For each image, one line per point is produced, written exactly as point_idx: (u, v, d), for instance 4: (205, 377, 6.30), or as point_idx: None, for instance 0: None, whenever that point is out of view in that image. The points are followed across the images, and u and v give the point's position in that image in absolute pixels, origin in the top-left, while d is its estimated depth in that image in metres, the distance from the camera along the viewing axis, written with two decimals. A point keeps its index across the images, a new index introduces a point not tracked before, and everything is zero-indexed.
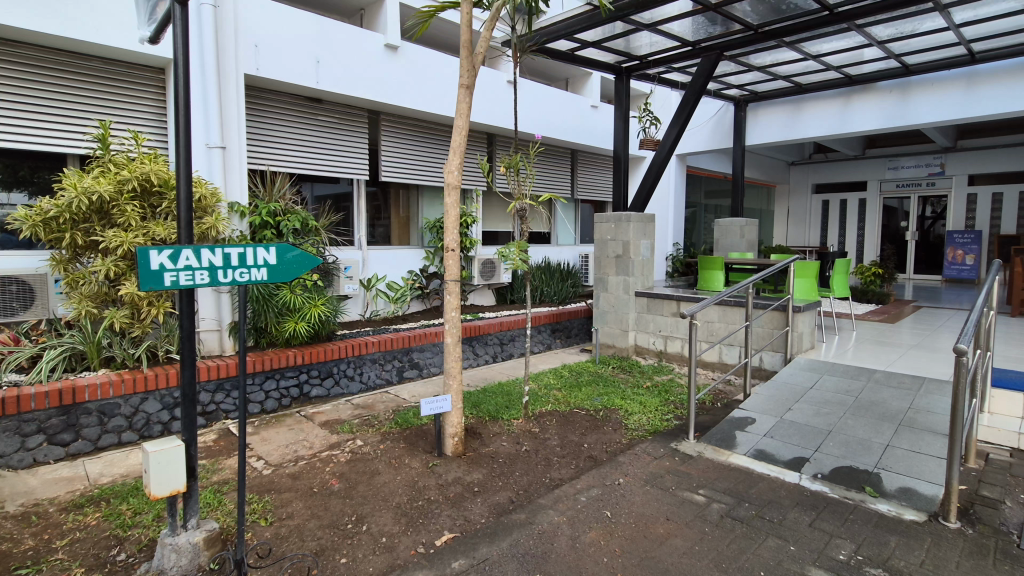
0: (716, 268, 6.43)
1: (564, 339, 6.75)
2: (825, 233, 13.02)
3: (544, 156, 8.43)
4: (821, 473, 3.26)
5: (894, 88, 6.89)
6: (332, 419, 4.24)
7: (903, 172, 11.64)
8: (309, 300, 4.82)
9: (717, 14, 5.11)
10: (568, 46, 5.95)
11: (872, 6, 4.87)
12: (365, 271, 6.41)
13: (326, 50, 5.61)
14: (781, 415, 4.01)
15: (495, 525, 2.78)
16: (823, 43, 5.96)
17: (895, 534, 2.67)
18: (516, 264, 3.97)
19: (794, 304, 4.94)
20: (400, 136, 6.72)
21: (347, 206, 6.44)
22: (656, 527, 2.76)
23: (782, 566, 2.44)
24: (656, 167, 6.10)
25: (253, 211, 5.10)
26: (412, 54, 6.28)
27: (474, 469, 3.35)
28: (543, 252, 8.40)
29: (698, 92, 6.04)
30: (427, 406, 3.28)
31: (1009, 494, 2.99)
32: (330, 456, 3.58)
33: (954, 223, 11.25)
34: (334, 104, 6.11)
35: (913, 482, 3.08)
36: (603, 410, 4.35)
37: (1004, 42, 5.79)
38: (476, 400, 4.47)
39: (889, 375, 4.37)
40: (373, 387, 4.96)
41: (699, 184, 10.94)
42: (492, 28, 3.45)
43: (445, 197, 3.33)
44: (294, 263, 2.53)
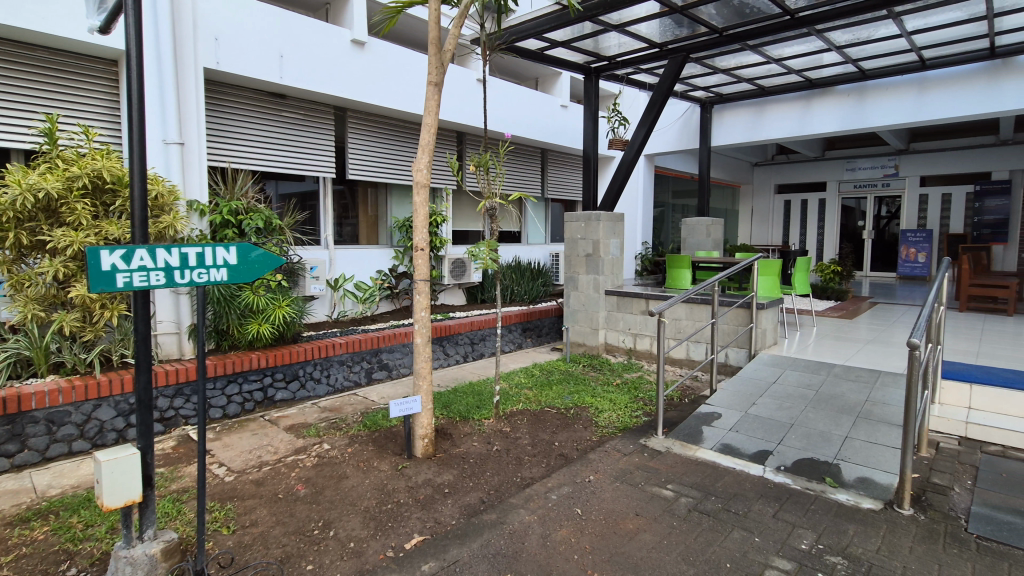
0: (683, 267, 6.55)
1: (535, 338, 6.77)
2: (787, 232, 13.42)
3: (514, 155, 8.42)
4: (784, 466, 3.35)
5: (851, 92, 7.15)
6: (298, 422, 4.14)
7: (860, 173, 12.10)
8: (273, 301, 4.68)
9: (683, 16, 5.19)
10: (537, 45, 5.96)
11: (831, 12, 5.02)
12: (332, 271, 6.28)
13: (289, 45, 5.47)
14: (745, 410, 4.11)
15: (466, 526, 2.76)
16: (784, 47, 6.12)
17: (854, 523, 2.76)
18: (486, 263, 3.94)
19: (757, 302, 5.07)
20: (367, 133, 6.61)
21: (313, 205, 6.31)
22: (625, 523, 2.78)
23: (747, 557, 2.50)
24: (625, 167, 6.16)
25: (214, 210, 4.93)
26: (379, 50, 6.19)
27: (445, 470, 3.32)
28: (513, 251, 8.40)
29: (665, 93, 6.13)
30: (397, 407, 3.23)
31: (957, 480, 3.14)
32: (295, 461, 3.49)
33: (907, 222, 11.75)
34: (298, 100, 5.96)
35: (870, 472, 3.20)
36: (574, 408, 4.38)
37: (952, 50, 6.06)
38: (446, 400, 4.44)
39: (847, 369, 4.53)
40: (341, 389, 4.87)
41: (667, 184, 11.13)
42: (460, 26, 3.40)
43: (414, 196, 3.29)
44: (256, 263, 2.46)
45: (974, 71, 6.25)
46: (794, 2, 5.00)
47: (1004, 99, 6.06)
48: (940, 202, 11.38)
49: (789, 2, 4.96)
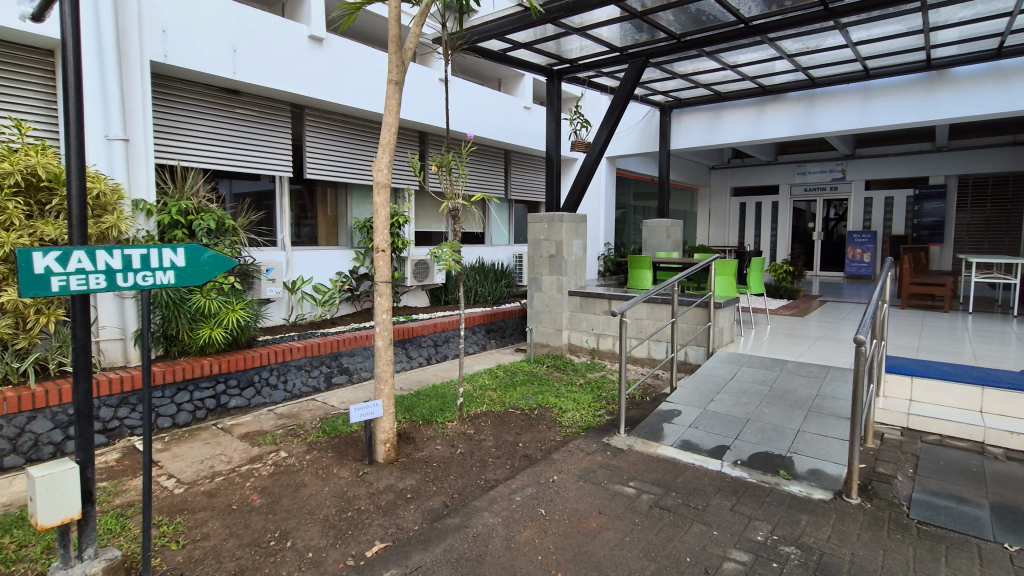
0: (644, 268, 6.67)
1: (499, 339, 6.76)
2: (743, 233, 13.86)
3: (477, 156, 8.39)
4: (740, 460, 3.45)
5: (801, 99, 7.45)
6: (253, 430, 3.99)
7: (810, 177, 12.62)
8: (226, 305, 4.51)
9: (643, 21, 5.29)
10: (499, 46, 5.95)
11: (782, 21, 5.22)
12: (290, 273, 6.10)
13: (243, 39, 5.28)
14: (704, 406, 4.21)
15: (429, 531, 2.72)
16: (739, 54, 6.32)
17: (806, 513, 2.86)
18: (449, 264, 3.89)
19: (715, 301, 5.21)
20: (326, 132, 6.46)
21: (269, 205, 6.12)
22: (588, 521, 2.80)
23: (706, 550, 2.55)
24: (587, 168, 6.22)
25: (161, 209, 4.71)
26: (339, 48, 6.06)
27: (407, 475, 3.27)
28: (476, 252, 8.37)
29: (626, 97, 6.23)
30: (357, 412, 3.16)
31: (900, 469, 3.30)
32: (250, 470, 3.36)
33: (854, 224, 12.34)
34: (252, 96, 5.76)
35: (821, 464, 3.33)
36: (538, 409, 4.38)
37: (893, 61, 6.39)
38: (409, 404, 4.37)
39: (799, 365, 4.70)
40: (299, 395, 4.72)
41: (628, 186, 11.33)
42: (422, 24, 3.35)
43: (374, 196, 3.22)
44: (207, 267, 2.36)
45: (913, 81, 6.62)
46: (748, 11, 5.17)
47: (939, 108, 6.44)
48: (883, 205, 12.01)
49: (742, 10, 5.13)
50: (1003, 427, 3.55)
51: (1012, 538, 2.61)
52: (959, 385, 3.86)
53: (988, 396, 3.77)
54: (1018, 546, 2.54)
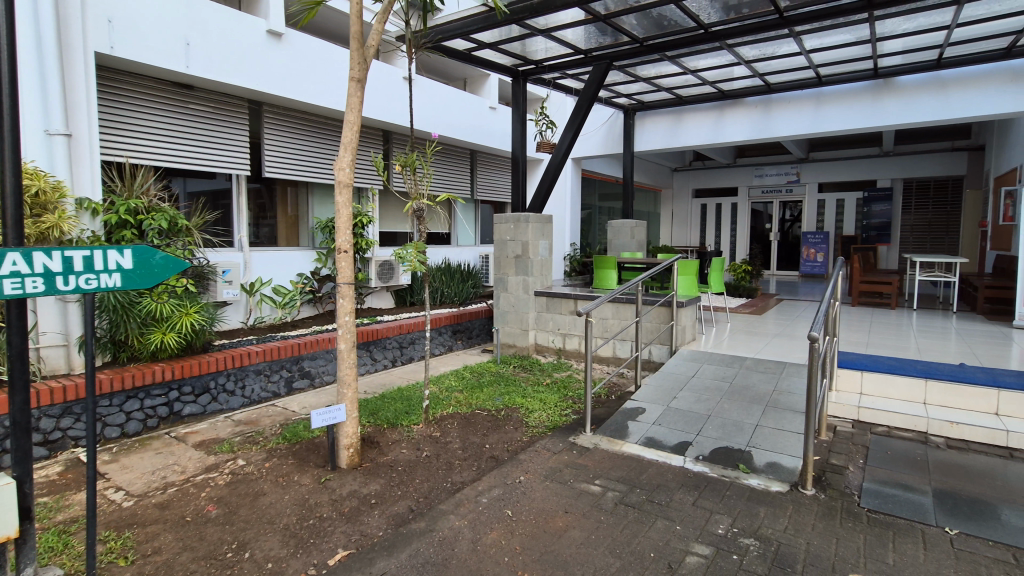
0: (609, 268, 6.76)
1: (465, 340, 6.72)
2: (704, 233, 14.23)
3: (442, 156, 8.33)
4: (702, 455, 3.53)
5: (758, 104, 7.70)
6: (208, 438, 3.84)
7: (767, 179, 13.05)
8: (180, 308, 4.32)
9: (607, 25, 5.35)
10: (464, 46, 5.92)
11: (739, 28, 5.37)
12: (248, 274, 5.91)
13: (196, 31, 5.07)
14: (667, 403, 4.29)
15: (393, 536, 2.67)
16: (699, 59, 6.48)
17: (764, 505, 2.96)
18: (414, 265, 3.83)
19: (677, 300, 5.32)
20: (284, 129, 6.28)
21: (226, 204, 5.91)
22: (555, 520, 2.81)
23: (670, 545, 2.60)
24: (553, 169, 6.24)
25: (108, 208, 4.48)
26: (298, 43, 5.90)
27: (371, 480, 3.21)
28: (442, 252, 8.33)
29: (590, 99, 6.29)
30: (319, 417, 3.08)
31: (851, 460, 3.44)
32: (205, 480, 3.24)
33: (808, 225, 12.83)
34: (207, 92, 5.55)
35: (777, 457, 3.44)
36: (504, 410, 4.38)
37: (844, 69, 6.67)
38: (373, 407, 4.30)
39: (757, 362, 4.85)
40: (258, 401, 4.57)
41: (593, 187, 11.47)
42: (384, 21, 3.28)
43: (336, 196, 3.15)
44: (157, 268, 2.26)
45: (862, 89, 6.94)
46: (707, 17, 5.30)
47: (885, 115, 6.78)
48: (835, 207, 12.53)
49: (703, 16, 5.25)
50: (944, 417, 3.76)
51: (953, 522, 2.75)
52: (904, 378, 4.07)
53: (930, 388, 3.99)
54: (959, 529, 2.69)
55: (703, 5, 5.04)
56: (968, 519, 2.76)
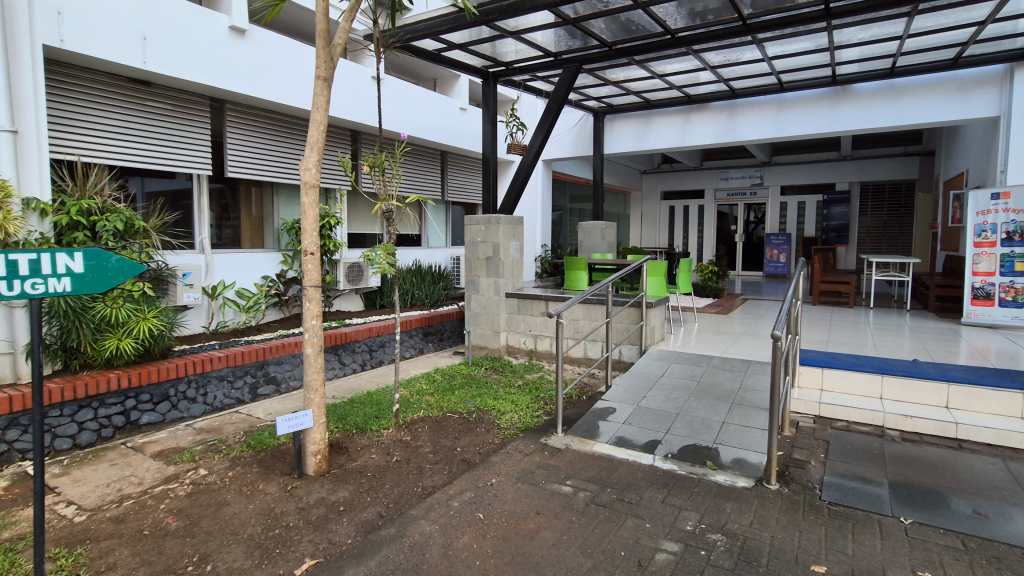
0: (580, 269, 6.81)
1: (436, 342, 6.67)
2: (672, 235, 14.50)
3: (412, 156, 8.25)
4: (671, 453, 3.59)
5: (723, 108, 7.89)
6: (168, 448, 3.70)
7: (732, 182, 13.39)
8: (137, 313, 4.16)
9: (576, 28, 5.39)
10: (433, 46, 5.88)
11: (705, 34, 5.49)
12: (209, 277, 5.74)
13: (153, 25, 4.88)
14: (637, 403, 4.35)
15: (363, 544, 2.62)
16: (666, 64, 6.60)
17: (730, 501, 3.02)
18: (383, 268, 3.77)
19: (646, 301, 5.39)
20: (248, 128, 6.13)
21: (186, 205, 5.71)
22: (526, 522, 2.81)
23: (640, 543, 2.63)
24: (524, 170, 6.25)
25: (58, 209, 4.27)
26: (262, 40, 5.75)
27: (340, 487, 3.14)
28: (413, 254, 8.25)
29: (561, 101, 6.32)
30: (284, 424, 3.00)
31: (813, 455, 3.55)
32: (164, 491, 3.11)
33: (771, 226, 13.22)
34: (165, 88, 5.35)
35: (743, 453, 3.52)
36: (476, 412, 4.35)
37: (804, 76, 6.89)
38: (342, 412, 4.22)
39: (724, 361, 4.96)
40: (221, 408, 4.43)
41: (564, 189, 11.55)
42: (351, 20, 3.23)
43: (302, 196, 3.09)
44: (112, 271, 2.16)
45: (821, 95, 7.19)
46: (674, 23, 5.40)
47: (843, 121, 7.05)
48: (797, 209, 12.94)
49: (669, 21, 5.35)
50: (898, 412, 3.92)
51: (907, 511, 2.87)
52: (862, 375, 4.22)
53: (887, 384, 4.14)
54: (912, 519, 2.80)
55: (670, 11, 5.14)
56: (921, 509, 2.88)
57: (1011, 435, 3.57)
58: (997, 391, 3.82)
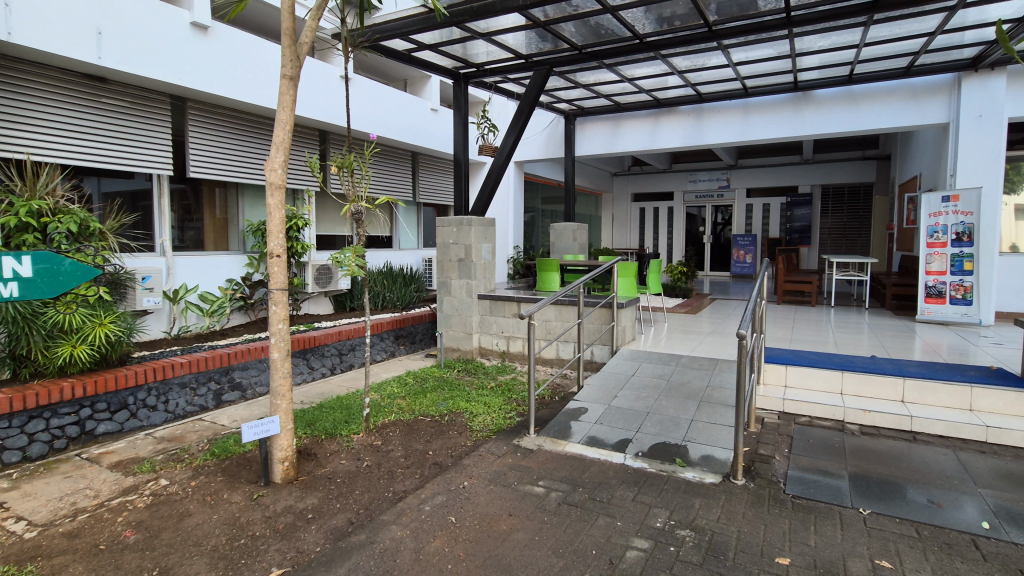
0: (552, 270, 6.85)
1: (408, 345, 6.61)
2: (643, 236, 14.72)
3: (382, 157, 8.16)
4: (641, 451, 3.64)
5: (691, 112, 8.06)
6: (126, 458, 3.57)
7: (700, 184, 13.69)
8: (92, 318, 4.01)
9: (546, 31, 5.43)
10: (403, 46, 5.84)
11: (672, 39, 5.59)
12: (171, 281, 5.57)
13: (109, 20, 4.70)
14: (608, 402, 4.40)
15: (332, 551, 2.57)
16: (635, 68, 6.69)
17: (699, 497, 3.08)
18: (352, 270, 3.71)
19: (617, 302, 5.46)
20: (211, 127, 5.96)
21: (146, 206, 5.52)
22: (498, 524, 2.81)
23: (610, 541, 2.66)
24: (495, 172, 6.24)
25: (6, 210, 4.07)
26: (226, 37, 5.61)
27: (308, 494, 3.08)
28: (384, 256, 8.17)
29: (532, 103, 6.33)
30: (250, 431, 2.93)
31: (777, 450, 3.65)
32: (123, 504, 3.00)
33: (738, 228, 13.56)
34: (122, 85, 5.16)
35: (711, 450, 3.59)
36: (448, 415, 4.33)
37: (768, 82, 7.09)
38: (311, 418, 4.14)
39: (692, 359, 5.06)
40: (183, 416, 4.29)
41: (536, 190, 11.60)
42: (318, 18, 3.17)
43: (267, 198, 3.02)
44: (64, 275, 2.07)
45: (784, 100, 7.41)
46: (642, 27, 5.48)
47: (805, 125, 7.28)
48: (762, 211, 13.31)
49: (637, 26, 5.43)
50: (857, 406, 4.06)
51: (865, 502, 2.98)
52: (823, 371, 4.37)
53: (846, 380, 4.30)
54: (870, 509, 2.91)
55: (638, 16, 5.21)
56: (878, 499, 2.99)
57: (961, 426, 3.73)
58: (948, 385, 4.00)
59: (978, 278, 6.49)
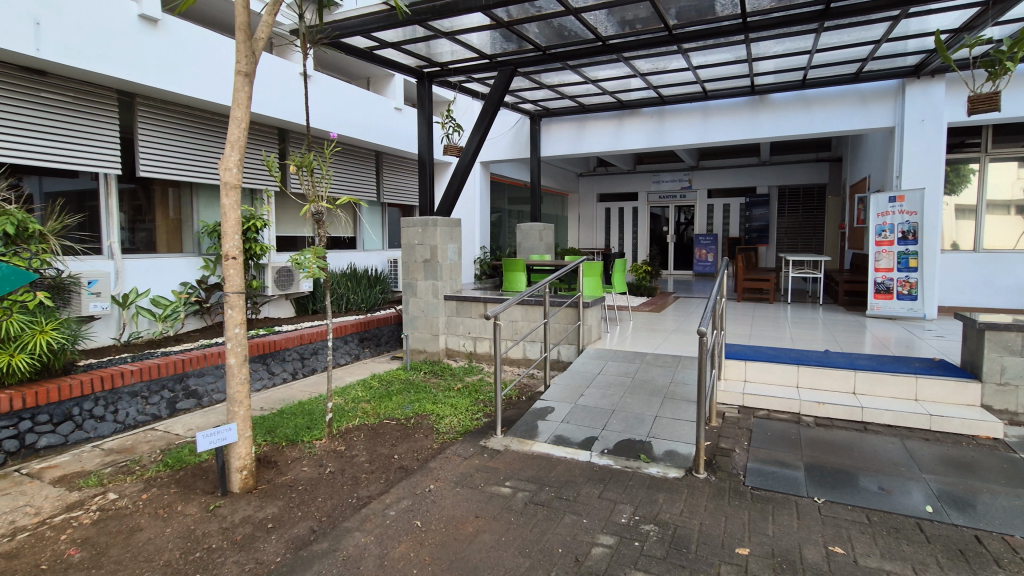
0: (518, 270, 6.86)
1: (373, 348, 6.50)
2: (609, 236, 14.92)
3: (345, 156, 8.02)
4: (607, 449, 3.68)
5: (653, 114, 8.22)
6: (71, 472, 3.38)
7: (664, 185, 13.98)
8: (32, 325, 3.81)
9: (510, 31, 5.43)
10: (365, 43, 5.74)
11: (635, 42, 5.67)
12: (120, 285, 5.33)
13: (49, 10, 4.45)
14: (575, 401, 4.44)
15: (292, 561, 2.50)
16: (599, 70, 6.77)
17: (662, 492, 3.14)
18: (313, 272, 3.61)
19: (583, 301, 5.51)
20: (163, 124, 5.73)
21: (93, 206, 5.27)
22: (465, 526, 2.79)
23: (577, 539, 2.68)
24: (461, 172, 6.20)
25: None
26: (178, 31, 5.41)
27: (268, 503, 2.99)
28: (348, 257, 8.03)
29: (497, 104, 6.32)
30: (206, 440, 2.82)
31: (737, 443, 3.75)
32: (67, 520, 2.84)
33: (700, 227, 13.90)
34: (66, 79, 4.91)
35: (674, 445, 3.66)
36: (414, 418, 4.28)
37: (727, 85, 7.28)
38: (271, 424, 4.02)
39: (656, 357, 5.16)
40: (134, 426, 4.10)
41: (502, 190, 11.60)
42: (275, 14, 3.07)
43: (222, 198, 2.91)
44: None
45: (741, 104, 7.63)
46: (604, 30, 5.55)
47: (762, 128, 7.52)
48: (722, 211, 13.69)
49: (600, 28, 5.49)
50: (813, 399, 4.22)
51: (820, 491, 3.09)
52: (781, 365, 4.52)
53: (802, 373, 4.46)
54: (825, 498, 3.02)
55: (601, 19, 5.27)
56: (832, 488, 3.11)
57: (908, 416, 3.92)
58: (895, 375, 4.20)
59: (922, 274, 6.82)
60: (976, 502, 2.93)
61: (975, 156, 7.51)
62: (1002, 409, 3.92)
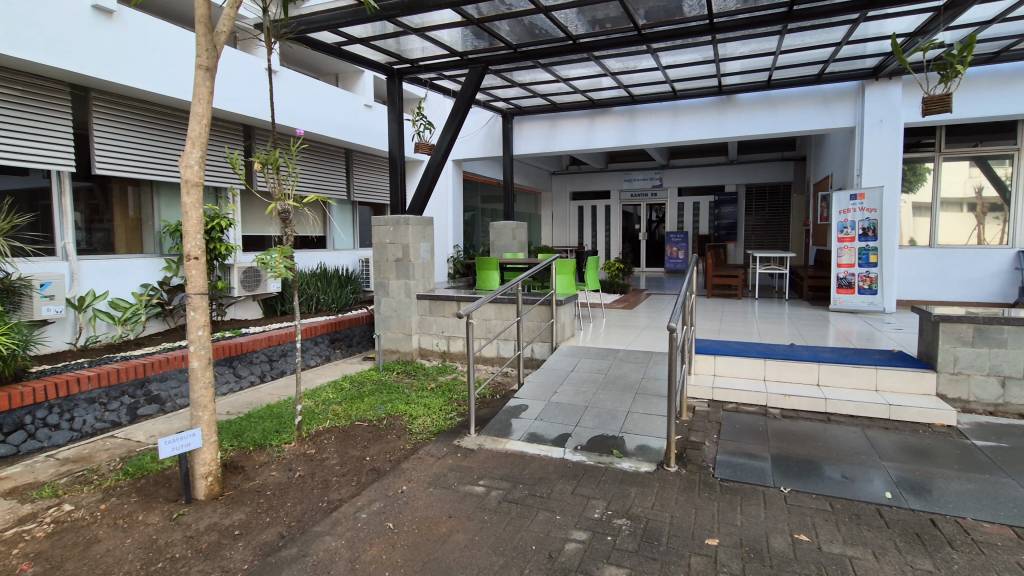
0: (490, 269, 6.85)
1: (344, 348, 6.40)
2: (582, 234, 15.03)
3: (313, 154, 7.87)
4: (580, 445, 3.71)
5: (624, 113, 8.31)
6: (22, 484, 3.23)
7: (635, 183, 14.16)
8: None
9: (481, 29, 5.41)
10: (332, 39, 5.64)
11: (606, 41, 5.72)
12: (76, 288, 5.12)
13: None
14: (548, 398, 4.46)
15: (260, 568, 2.45)
16: (570, 68, 6.81)
17: (635, 486, 3.17)
18: (280, 272, 3.52)
19: (556, 299, 5.53)
20: (120, 120, 5.52)
21: (45, 205, 5.06)
22: (438, 527, 2.77)
23: (550, 535, 2.68)
24: (432, 170, 6.14)
25: None
26: (135, 23, 5.22)
27: (234, 510, 2.91)
28: (317, 257, 7.89)
29: (468, 101, 6.28)
30: (168, 446, 2.72)
31: (707, 436, 3.83)
32: (19, 534, 2.71)
33: (671, 225, 14.11)
34: (14, 72, 4.68)
35: (646, 440, 3.71)
36: (386, 418, 4.23)
37: (695, 85, 7.41)
38: (238, 429, 3.92)
39: (628, 353, 5.22)
40: (91, 434, 3.94)
41: (475, 189, 11.57)
42: (237, 6, 2.98)
43: (182, 196, 2.82)
44: None
45: (709, 104, 7.78)
46: (575, 29, 5.58)
47: (729, 127, 7.67)
48: (692, 209, 13.93)
49: (570, 27, 5.52)
50: (779, 392, 4.33)
51: (786, 481, 3.18)
52: (748, 359, 4.63)
53: (769, 367, 4.58)
54: (790, 487, 3.10)
55: (571, 18, 5.30)
56: (797, 478, 3.20)
57: (869, 405, 4.06)
58: (857, 367, 4.34)
59: (882, 269, 7.06)
60: (931, 487, 3.05)
61: (929, 156, 7.82)
62: (955, 397, 4.10)
